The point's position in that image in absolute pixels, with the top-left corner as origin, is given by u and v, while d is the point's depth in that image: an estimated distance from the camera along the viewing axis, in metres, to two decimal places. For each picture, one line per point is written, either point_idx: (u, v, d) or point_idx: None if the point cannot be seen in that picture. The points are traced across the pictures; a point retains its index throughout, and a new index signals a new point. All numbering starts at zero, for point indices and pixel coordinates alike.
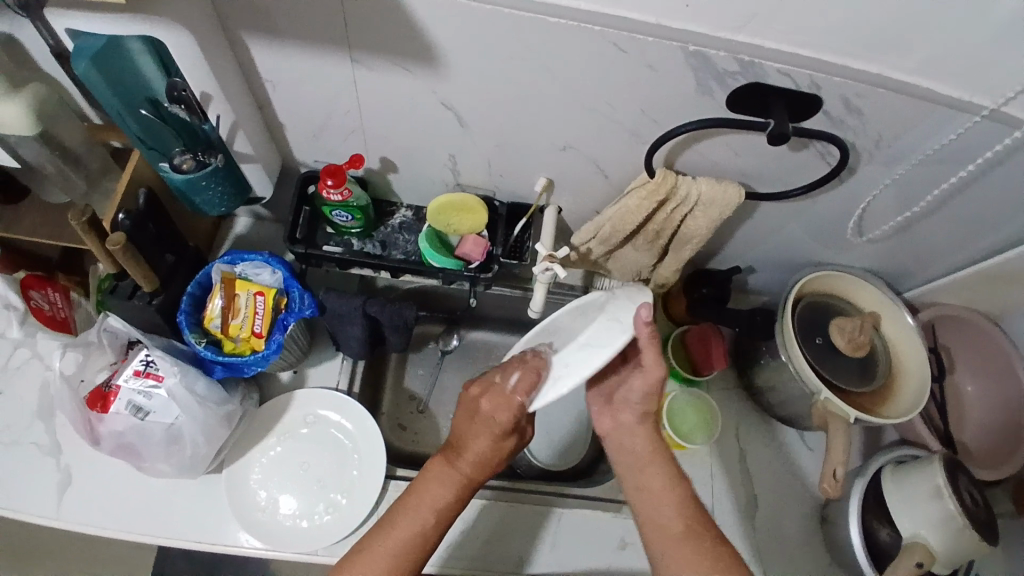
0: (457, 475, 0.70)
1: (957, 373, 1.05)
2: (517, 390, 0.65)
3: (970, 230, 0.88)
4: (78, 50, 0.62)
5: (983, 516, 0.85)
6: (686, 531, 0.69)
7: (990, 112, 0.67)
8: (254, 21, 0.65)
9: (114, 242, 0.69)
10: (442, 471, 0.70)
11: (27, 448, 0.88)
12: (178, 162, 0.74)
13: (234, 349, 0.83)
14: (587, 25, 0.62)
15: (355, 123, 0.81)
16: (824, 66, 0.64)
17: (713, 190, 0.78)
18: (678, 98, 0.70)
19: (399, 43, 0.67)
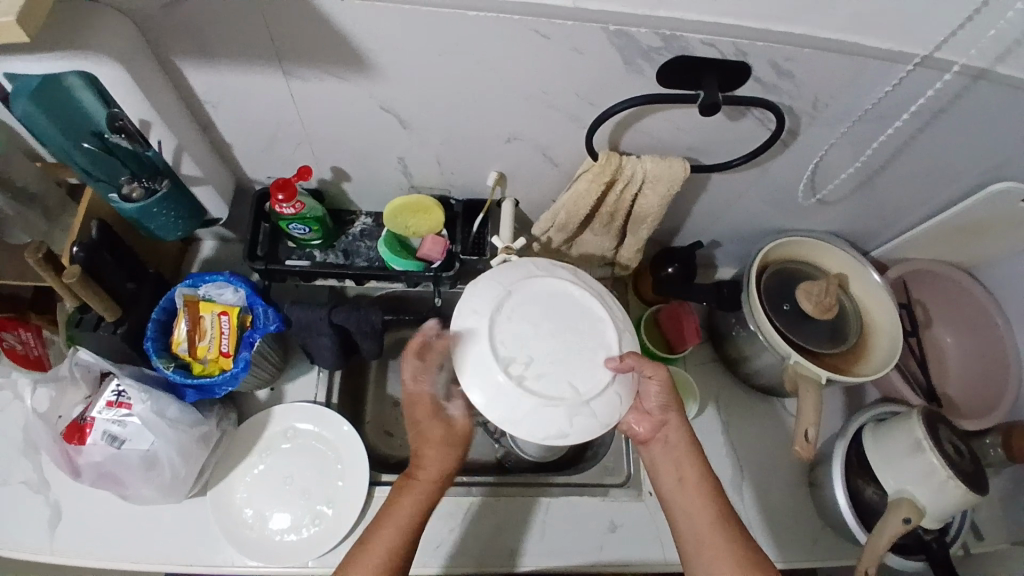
0: (426, 489, 0.74)
1: (935, 326, 1.07)
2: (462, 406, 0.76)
3: (924, 181, 0.88)
4: (16, 90, 0.64)
5: (967, 465, 0.85)
6: (717, 529, 0.72)
7: (921, 59, 0.67)
8: (183, 45, 0.66)
9: (70, 276, 0.71)
10: (414, 484, 0.74)
11: (15, 487, 0.89)
12: (127, 191, 0.75)
13: (202, 370, 0.85)
14: (507, 15, 0.63)
15: (301, 136, 0.82)
16: (746, 32, 0.64)
17: (659, 167, 0.78)
18: (610, 78, 0.70)
19: (329, 51, 0.68)
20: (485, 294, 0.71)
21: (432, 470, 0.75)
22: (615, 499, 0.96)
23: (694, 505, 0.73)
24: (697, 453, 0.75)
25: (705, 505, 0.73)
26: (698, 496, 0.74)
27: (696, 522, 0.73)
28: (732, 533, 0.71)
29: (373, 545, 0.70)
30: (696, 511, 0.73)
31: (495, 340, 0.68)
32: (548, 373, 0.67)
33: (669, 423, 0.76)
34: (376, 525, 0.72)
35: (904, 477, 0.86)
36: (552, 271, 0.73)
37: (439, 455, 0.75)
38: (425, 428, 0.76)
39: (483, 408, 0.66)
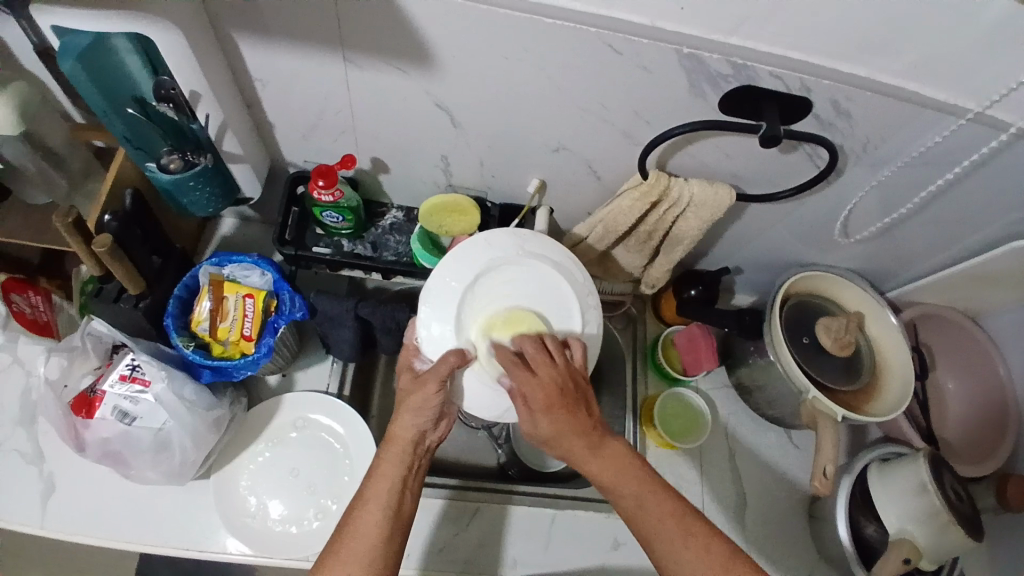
0: (403, 455, 0.68)
1: (939, 371, 1.07)
2: (438, 379, 0.67)
3: (952, 232, 0.90)
4: (62, 51, 0.61)
5: (967, 510, 0.86)
6: (641, 506, 0.64)
7: (974, 115, 0.68)
8: (243, 19, 0.64)
9: (99, 245, 0.68)
10: (388, 455, 0.68)
11: (8, 456, 0.86)
12: (165, 162, 0.73)
13: (223, 352, 0.82)
14: (582, 26, 0.62)
15: (346, 123, 0.81)
16: (816, 70, 0.64)
17: (705, 192, 0.79)
18: (671, 100, 0.70)
19: (393, 42, 0.66)
20: (440, 291, 0.72)
21: (405, 434, 0.68)
22: (621, 516, 0.95)
23: (641, 496, 0.64)
24: (613, 461, 0.65)
25: (632, 481, 0.65)
26: (619, 472, 0.65)
27: (655, 526, 0.63)
28: (662, 501, 0.64)
29: (368, 503, 0.66)
30: (650, 515, 0.64)
31: (461, 336, 0.70)
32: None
33: (566, 424, 0.64)
34: (361, 492, 0.67)
35: (907, 514, 0.87)
36: (507, 250, 0.73)
37: (417, 415, 0.68)
38: (409, 399, 0.68)
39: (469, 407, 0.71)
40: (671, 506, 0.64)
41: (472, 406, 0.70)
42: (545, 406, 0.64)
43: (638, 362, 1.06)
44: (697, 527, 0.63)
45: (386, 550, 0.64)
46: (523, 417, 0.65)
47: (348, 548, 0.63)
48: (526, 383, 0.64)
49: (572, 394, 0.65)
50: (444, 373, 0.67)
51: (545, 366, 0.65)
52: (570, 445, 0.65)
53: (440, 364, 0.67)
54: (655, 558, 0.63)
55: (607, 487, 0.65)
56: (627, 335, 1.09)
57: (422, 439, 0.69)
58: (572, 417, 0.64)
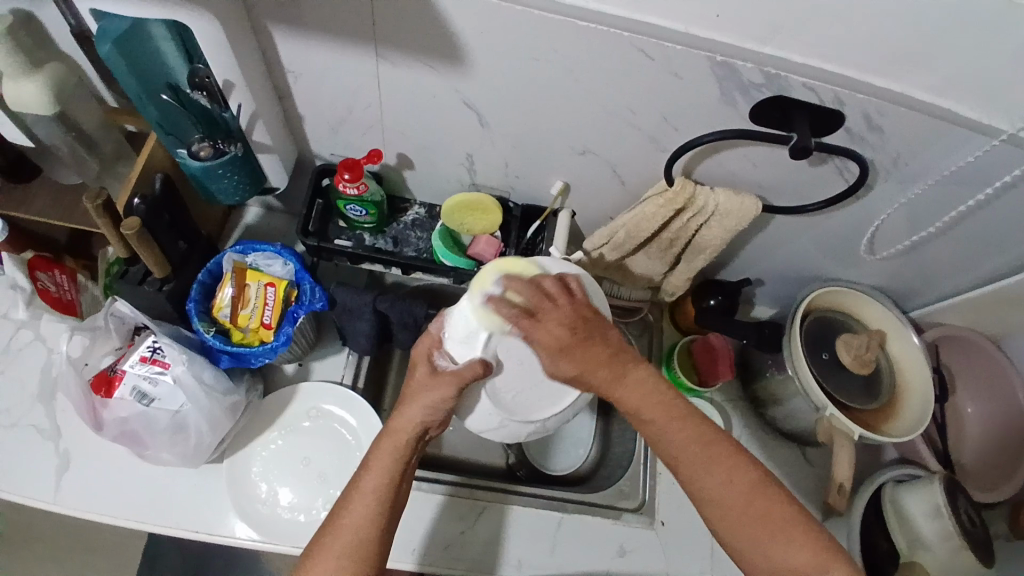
0: (403, 445, 0.67)
1: (959, 394, 1.05)
2: (457, 382, 0.65)
3: (981, 254, 0.88)
4: (101, 34, 0.62)
5: (979, 534, 0.85)
6: (668, 429, 0.64)
7: (1008, 136, 0.67)
8: (279, 11, 0.65)
9: (127, 227, 0.69)
10: (386, 444, 0.67)
11: (26, 431, 0.87)
12: (196, 149, 0.74)
13: (242, 339, 0.83)
14: (616, 30, 0.61)
15: (374, 118, 0.81)
16: (850, 83, 0.63)
17: (731, 202, 0.78)
18: (700, 108, 0.70)
19: (425, 39, 0.67)
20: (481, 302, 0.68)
21: (408, 427, 0.66)
22: (628, 523, 0.95)
23: (665, 413, 0.65)
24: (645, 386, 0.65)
25: (659, 406, 0.65)
26: (645, 397, 0.65)
27: (683, 445, 0.64)
28: (689, 426, 0.64)
29: (362, 494, 0.65)
30: (681, 441, 0.64)
31: (490, 348, 0.68)
32: (527, 392, 0.70)
33: (582, 364, 0.65)
34: (355, 480, 0.66)
35: (919, 535, 0.86)
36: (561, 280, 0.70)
37: (424, 413, 0.66)
38: (423, 396, 0.66)
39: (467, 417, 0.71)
40: (699, 431, 0.64)
41: (471, 417, 0.71)
42: (559, 349, 0.65)
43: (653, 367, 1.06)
44: (725, 452, 0.64)
45: (379, 542, 0.64)
46: (544, 357, 0.66)
47: (340, 540, 0.63)
48: (534, 332, 0.65)
49: (586, 331, 0.65)
50: (468, 378, 0.65)
51: (548, 308, 0.66)
52: (592, 376, 0.65)
53: (467, 369, 0.65)
54: (687, 480, 0.64)
55: (635, 413, 0.65)
56: (643, 342, 1.08)
57: (423, 434, 0.68)
58: (589, 347, 0.65)
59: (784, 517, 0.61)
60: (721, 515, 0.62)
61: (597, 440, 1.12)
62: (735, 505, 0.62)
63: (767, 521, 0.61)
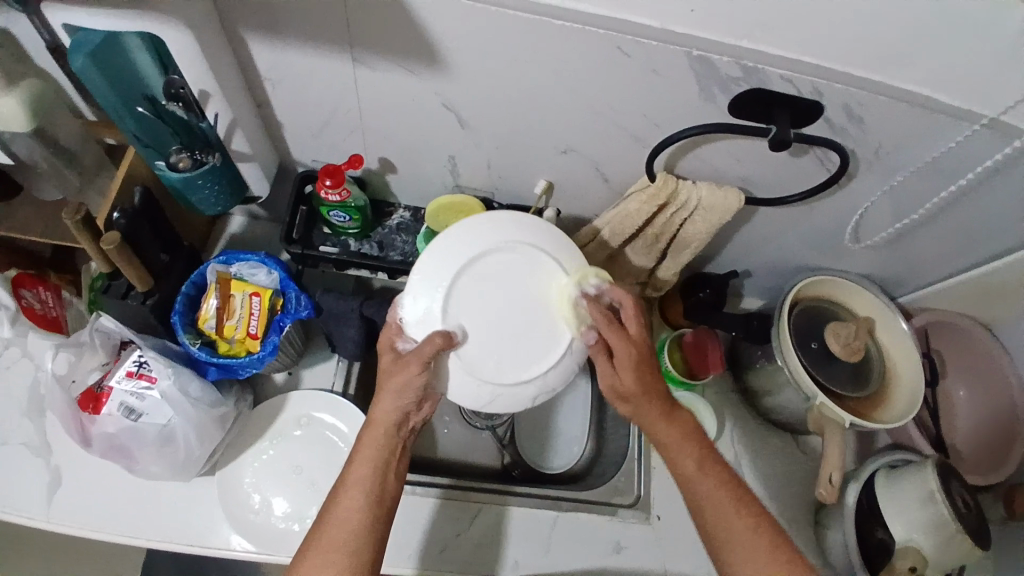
0: (384, 437, 0.69)
1: (949, 378, 1.06)
2: (418, 360, 0.65)
3: (966, 240, 0.88)
4: (74, 45, 0.61)
5: (974, 520, 0.85)
6: (702, 470, 0.71)
7: (989, 121, 0.67)
8: (252, 19, 0.64)
9: (109, 241, 0.69)
10: (369, 438, 0.69)
11: (16, 448, 0.86)
12: (174, 160, 0.73)
13: (229, 350, 0.83)
14: (593, 28, 0.61)
15: (355, 123, 0.81)
16: (828, 74, 0.63)
17: (713, 196, 0.78)
18: (681, 103, 0.69)
19: (402, 43, 0.66)
20: (428, 274, 0.68)
21: (386, 417, 0.68)
22: (624, 519, 0.95)
23: (698, 455, 0.72)
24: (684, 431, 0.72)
25: (692, 448, 0.72)
26: (685, 438, 0.72)
27: (709, 486, 0.71)
28: (719, 470, 0.72)
29: (349, 489, 0.67)
30: (708, 484, 0.71)
31: (448, 320, 0.67)
32: (506, 354, 0.68)
33: (645, 388, 0.70)
34: (342, 475, 0.69)
35: (912, 521, 0.86)
36: (496, 233, 0.70)
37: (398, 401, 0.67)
38: (392, 382, 0.66)
39: (451, 395, 0.68)
40: (726, 476, 0.72)
41: (454, 393, 0.68)
42: (635, 367, 0.68)
43: None
44: (748, 499, 0.71)
45: (369, 533, 0.66)
46: (610, 368, 0.69)
47: (329, 534, 0.65)
48: (619, 339, 0.67)
49: (655, 361, 0.70)
50: (429, 354, 0.64)
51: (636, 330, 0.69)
52: (647, 405, 0.70)
53: (427, 345, 0.65)
54: (703, 509, 0.70)
55: (669, 449, 0.72)
56: None
57: (404, 421, 0.70)
58: (654, 379, 0.70)
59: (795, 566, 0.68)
60: (736, 552, 0.69)
61: (592, 436, 1.12)
62: (750, 547, 0.68)
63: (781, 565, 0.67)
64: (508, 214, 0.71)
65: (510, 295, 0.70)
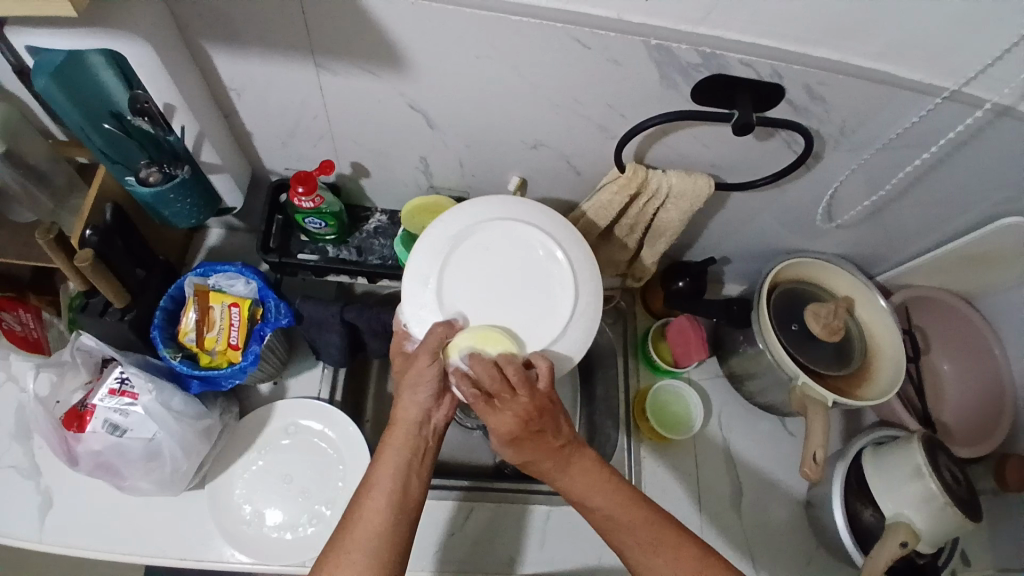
0: (407, 435, 0.69)
1: (933, 352, 1.06)
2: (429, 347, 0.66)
3: (938, 213, 0.89)
4: (36, 67, 0.61)
5: (963, 492, 0.85)
6: (609, 516, 0.65)
7: (950, 93, 0.67)
8: (213, 30, 0.65)
9: (81, 260, 0.69)
10: (393, 437, 0.69)
11: (4, 472, 0.86)
12: (144, 175, 0.73)
13: (210, 362, 0.83)
14: (550, 22, 0.62)
15: (324, 129, 0.81)
16: (785, 56, 0.64)
17: (684, 182, 0.79)
18: (644, 92, 0.70)
19: (364, 46, 0.67)
20: (416, 272, 0.71)
21: (409, 413, 0.69)
22: None
23: (605, 500, 0.66)
24: (588, 476, 0.66)
25: (600, 493, 0.66)
26: (589, 484, 0.66)
27: (623, 531, 0.65)
28: (630, 510, 0.65)
29: (372, 487, 0.66)
30: (623, 528, 0.65)
31: (446, 309, 0.69)
32: (512, 327, 0.70)
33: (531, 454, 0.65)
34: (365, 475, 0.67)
35: (900, 497, 0.86)
36: (471, 219, 0.73)
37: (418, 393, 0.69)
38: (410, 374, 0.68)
39: None
40: (639, 516, 0.65)
41: None
42: (511, 437, 0.63)
43: (629, 356, 1.07)
44: (669, 537, 0.64)
45: (394, 531, 0.64)
46: (495, 437, 0.65)
47: (353, 533, 0.63)
48: (490, 418, 0.63)
49: (540, 426, 0.64)
50: (435, 341, 0.66)
51: (506, 398, 0.63)
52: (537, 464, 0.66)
53: (432, 333, 0.67)
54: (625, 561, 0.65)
55: (575, 497, 0.67)
56: (617, 329, 1.08)
57: (426, 419, 0.70)
58: (539, 439, 0.64)
59: None
60: None
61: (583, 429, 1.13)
62: None
63: None
64: (475, 199, 0.74)
65: (499, 271, 0.72)
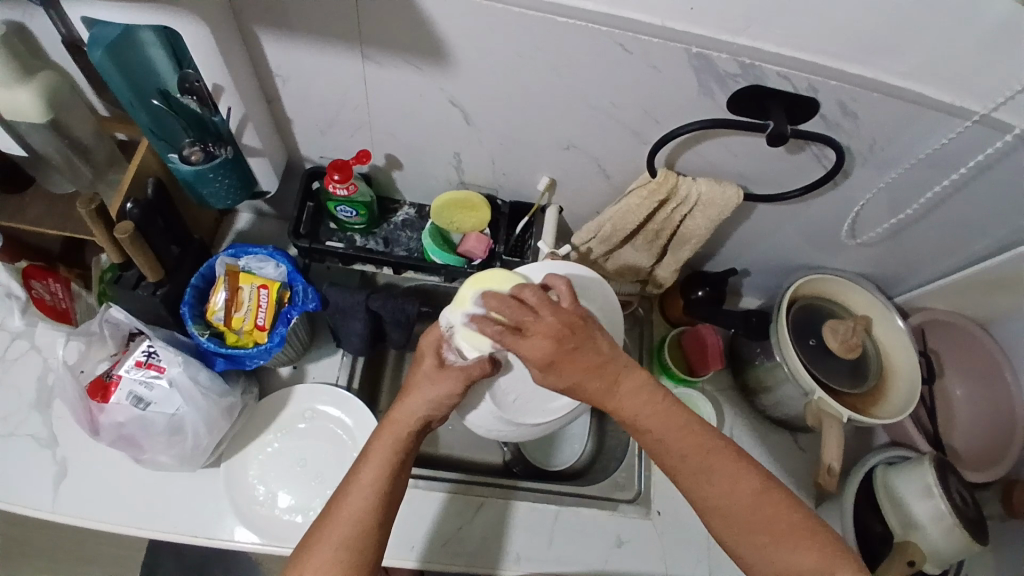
0: (404, 437, 0.68)
1: (947, 377, 1.06)
2: (464, 375, 0.66)
3: (960, 237, 0.90)
4: (92, 40, 0.63)
5: (971, 513, 0.85)
6: (666, 439, 0.63)
7: (981, 117, 0.68)
8: (266, 14, 0.66)
9: (121, 231, 0.70)
10: (388, 435, 0.68)
11: (22, 440, 0.87)
12: (187, 154, 0.75)
13: (236, 341, 0.85)
14: (594, 25, 0.63)
15: (362, 119, 0.83)
16: (822, 71, 0.65)
17: (713, 191, 0.80)
18: (681, 99, 0.71)
19: (410, 39, 0.68)
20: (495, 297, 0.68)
21: (410, 418, 0.68)
22: (625, 514, 0.96)
23: (658, 420, 0.63)
24: (643, 395, 0.63)
25: (654, 414, 0.63)
26: (642, 403, 0.63)
27: (679, 448, 0.63)
28: (687, 435, 0.63)
29: (359, 485, 0.65)
30: (686, 450, 0.63)
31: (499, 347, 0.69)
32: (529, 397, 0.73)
33: (575, 372, 0.60)
34: (353, 473, 0.67)
35: (910, 516, 0.87)
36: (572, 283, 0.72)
37: (429, 399, 0.67)
38: (424, 388, 0.67)
39: (467, 412, 0.73)
40: (697, 437, 0.63)
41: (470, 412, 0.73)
42: (550, 362, 0.59)
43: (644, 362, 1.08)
44: (724, 455, 0.63)
45: (375, 534, 0.64)
46: (533, 371, 0.61)
47: (336, 531, 0.63)
48: (516, 349, 0.59)
49: (574, 342, 0.59)
50: (476, 377, 0.65)
51: (537, 322, 0.59)
52: (585, 388, 0.61)
53: (475, 366, 0.65)
54: (681, 479, 0.64)
55: (630, 423, 0.64)
56: (634, 335, 1.10)
57: (425, 425, 0.69)
58: (578, 359, 0.60)
59: (789, 527, 0.61)
60: (720, 515, 0.62)
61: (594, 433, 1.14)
62: (740, 511, 0.61)
63: (767, 528, 0.61)
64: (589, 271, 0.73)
65: None
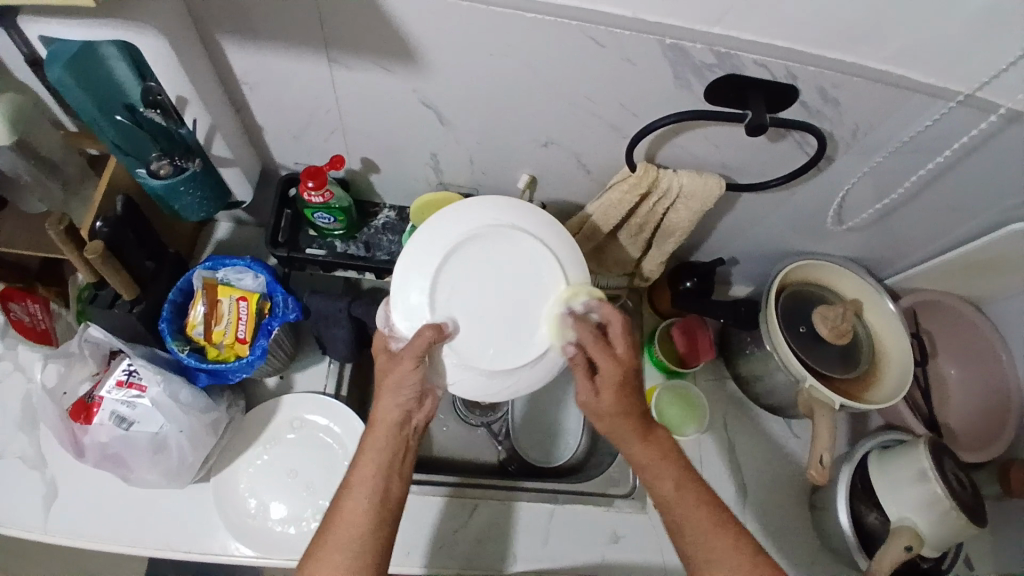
0: (386, 437, 0.68)
1: (940, 357, 1.06)
2: (411, 355, 0.63)
3: (949, 218, 0.89)
4: (50, 57, 0.62)
5: (968, 497, 0.85)
6: (680, 491, 0.69)
7: (964, 97, 0.67)
8: (227, 22, 0.64)
9: (93, 252, 0.69)
10: (371, 437, 0.68)
11: (10, 462, 0.86)
12: (155, 167, 0.74)
13: (218, 355, 0.84)
14: (564, 20, 0.61)
15: (334, 123, 0.81)
16: (800, 57, 0.63)
17: (694, 183, 0.78)
18: (658, 91, 0.70)
19: (378, 42, 0.66)
20: (414, 262, 0.66)
21: (387, 416, 0.67)
22: (620, 510, 0.95)
23: (675, 473, 0.70)
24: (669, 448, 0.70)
25: (670, 466, 0.70)
26: (661, 457, 0.70)
27: (685, 508, 0.69)
28: (699, 490, 0.70)
29: (353, 487, 0.67)
30: (693, 511, 0.68)
31: (438, 311, 0.65)
32: (503, 344, 0.67)
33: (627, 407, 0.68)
34: (347, 477, 0.68)
35: (905, 500, 0.86)
36: (484, 215, 0.68)
37: (393, 396, 0.66)
38: (388, 381, 0.66)
39: (450, 386, 0.67)
40: (704, 497, 0.70)
41: (450, 383, 0.66)
42: (619, 385, 0.66)
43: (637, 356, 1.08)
44: (726, 520, 0.69)
45: (373, 534, 0.66)
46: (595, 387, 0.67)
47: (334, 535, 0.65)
48: (604, 359, 0.66)
49: (633, 384, 0.68)
50: (422, 347, 0.63)
51: (622, 348, 0.67)
52: (624, 424, 0.68)
53: (418, 337, 0.63)
54: (680, 539, 0.69)
55: (646, 469, 0.70)
56: None
57: (407, 420, 0.68)
58: (632, 400, 0.68)
59: None
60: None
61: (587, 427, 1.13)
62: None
63: None
64: (498, 200, 0.69)
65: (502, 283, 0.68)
